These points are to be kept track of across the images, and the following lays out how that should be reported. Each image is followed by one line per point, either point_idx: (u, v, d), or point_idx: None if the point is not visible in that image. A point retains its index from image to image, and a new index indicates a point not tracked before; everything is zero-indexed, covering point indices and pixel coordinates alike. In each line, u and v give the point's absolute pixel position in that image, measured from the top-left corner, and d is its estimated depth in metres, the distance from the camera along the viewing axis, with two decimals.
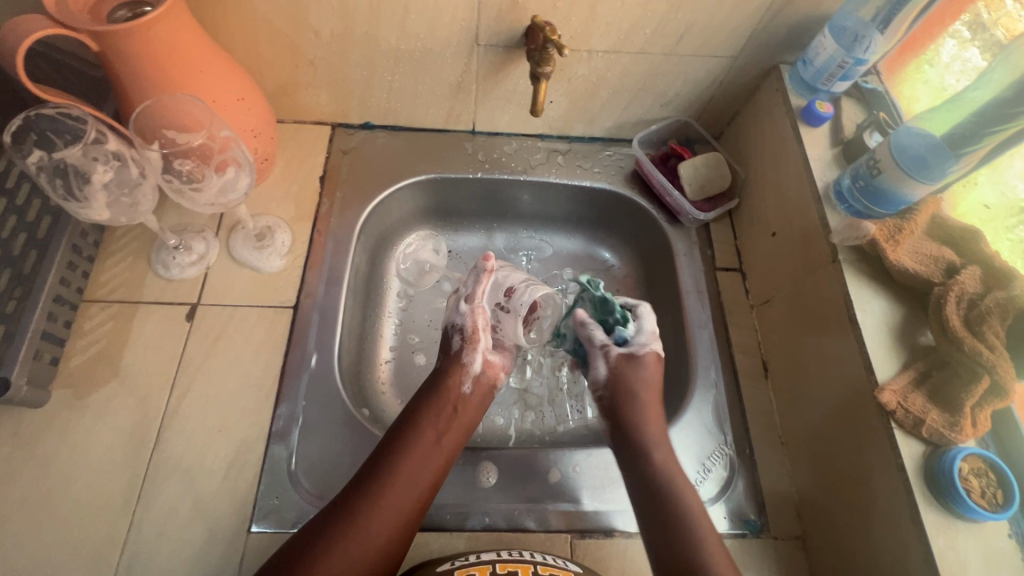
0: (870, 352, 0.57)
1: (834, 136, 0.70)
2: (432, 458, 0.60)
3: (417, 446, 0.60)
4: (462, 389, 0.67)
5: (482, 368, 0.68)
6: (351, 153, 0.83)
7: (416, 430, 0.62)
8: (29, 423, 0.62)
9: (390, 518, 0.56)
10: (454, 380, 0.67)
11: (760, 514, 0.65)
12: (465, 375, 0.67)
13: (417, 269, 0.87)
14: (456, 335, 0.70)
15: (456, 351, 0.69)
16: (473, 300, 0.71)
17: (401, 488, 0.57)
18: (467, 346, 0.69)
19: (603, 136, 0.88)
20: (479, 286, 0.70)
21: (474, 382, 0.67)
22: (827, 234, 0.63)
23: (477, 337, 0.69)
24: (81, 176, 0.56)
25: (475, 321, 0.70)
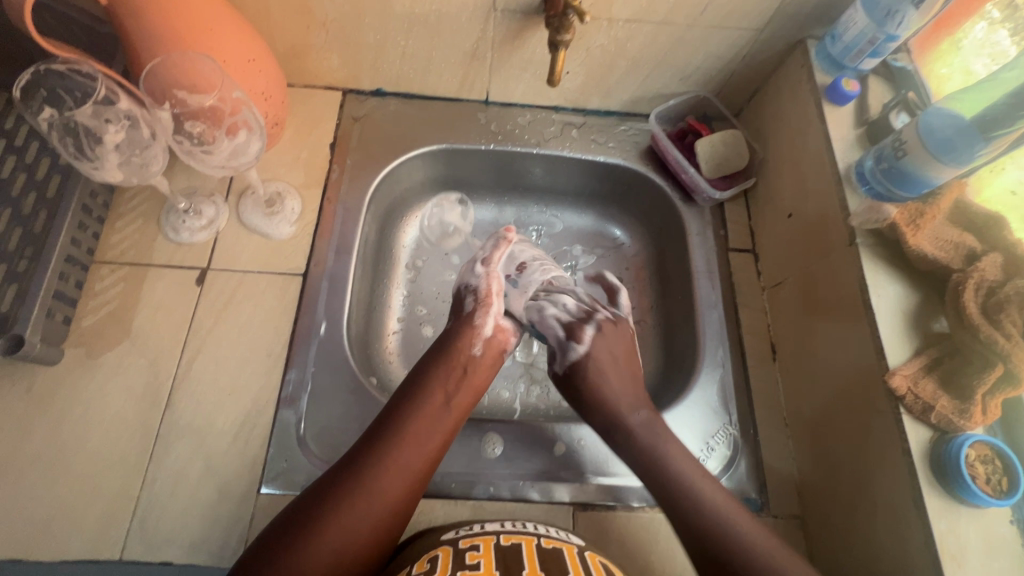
0: (881, 334, 0.56)
1: (858, 116, 0.68)
2: (442, 419, 0.60)
3: (427, 405, 0.60)
4: (472, 351, 0.67)
5: (492, 331, 0.69)
6: (362, 120, 0.82)
7: (426, 391, 0.62)
8: (43, 381, 0.62)
9: (400, 477, 0.55)
10: (464, 342, 0.67)
11: (761, 493, 0.66)
12: (476, 337, 0.68)
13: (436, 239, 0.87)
14: (469, 298, 0.72)
15: (468, 312, 0.70)
16: (489, 264, 0.74)
17: (411, 447, 0.57)
18: (480, 308, 0.70)
19: (619, 110, 0.86)
20: (496, 251, 0.76)
21: (485, 344, 0.68)
22: (846, 216, 0.62)
23: (490, 300, 0.71)
24: (92, 136, 0.55)
25: (489, 285, 0.72)
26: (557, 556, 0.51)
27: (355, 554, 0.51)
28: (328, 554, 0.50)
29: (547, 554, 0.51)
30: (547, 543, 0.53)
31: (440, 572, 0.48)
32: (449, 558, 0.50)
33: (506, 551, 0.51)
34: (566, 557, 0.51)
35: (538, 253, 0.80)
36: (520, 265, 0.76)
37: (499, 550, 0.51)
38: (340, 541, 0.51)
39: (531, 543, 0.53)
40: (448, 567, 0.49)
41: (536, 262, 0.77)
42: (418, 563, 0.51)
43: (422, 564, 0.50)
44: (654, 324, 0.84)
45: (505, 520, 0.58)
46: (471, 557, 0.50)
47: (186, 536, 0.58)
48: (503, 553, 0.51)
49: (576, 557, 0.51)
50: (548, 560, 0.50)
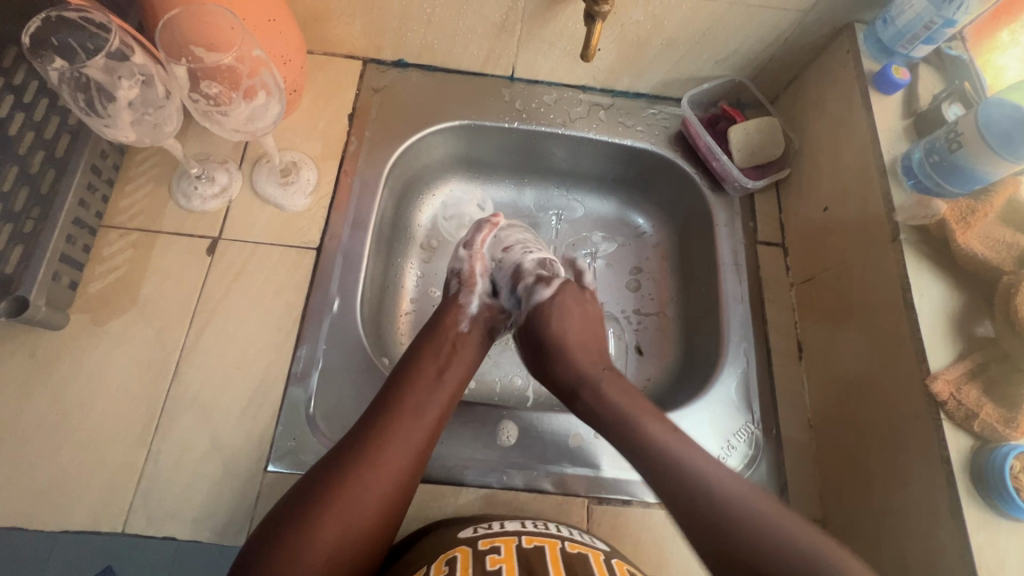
0: (922, 336, 0.54)
1: (907, 107, 0.64)
2: (436, 394, 0.59)
3: (420, 379, 0.59)
4: (459, 327, 0.66)
5: (478, 309, 0.68)
6: (382, 92, 0.79)
7: (417, 368, 0.60)
8: (47, 346, 0.61)
9: (399, 454, 0.53)
10: (449, 319, 0.66)
11: (782, 495, 0.64)
12: (461, 315, 0.67)
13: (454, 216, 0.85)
14: (454, 280, 0.71)
15: (453, 293, 0.69)
16: (472, 246, 0.72)
17: (407, 422, 0.55)
18: (463, 289, 0.69)
19: (648, 93, 0.83)
20: (479, 234, 0.73)
21: (471, 322, 0.67)
22: (890, 211, 0.60)
23: (474, 280, 0.70)
24: (103, 92, 0.52)
25: (473, 266, 0.71)
26: (582, 561, 0.50)
27: (362, 534, 0.50)
28: (332, 534, 0.48)
29: (572, 560, 0.50)
30: (571, 548, 0.52)
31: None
32: (469, 559, 0.49)
33: (530, 555, 0.50)
34: (591, 562, 0.50)
35: (525, 237, 0.77)
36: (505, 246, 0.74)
37: (522, 554, 0.50)
38: (343, 521, 0.49)
39: (554, 546, 0.51)
40: (470, 571, 0.47)
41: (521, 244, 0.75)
42: (437, 564, 0.49)
43: (441, 565, 0.48)
44: (673, 316, 0.81)
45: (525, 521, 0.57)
46: (493, 560, 0.48)
47: (189, 512, 0.56)
48: (527, 557, 0.49)
49: (601, 562, 0.50)
50: (574, 566, 0.49)
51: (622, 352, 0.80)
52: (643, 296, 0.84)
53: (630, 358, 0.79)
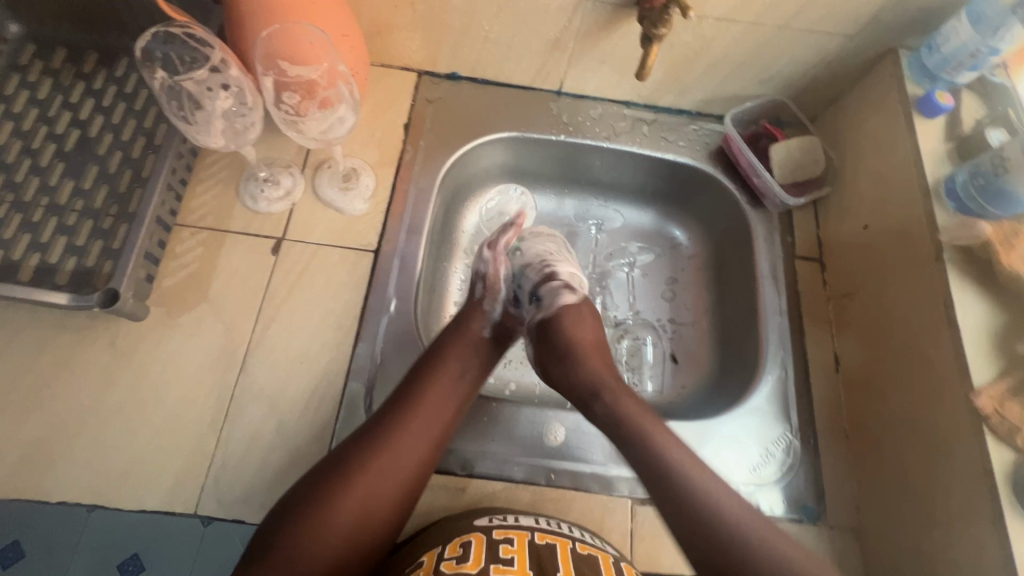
0: (966, 352, 0.56)
1: (950, 131, 0.67)
2: (456, 390, 0.61)
3: (443, 375, 0.61)
4: (482, 333, 0.68)
5: (500, 317, 0.70)
6: (436, 103, 0.82)
7: (442, 362, 0.62)
8: (126, 336, 0.65)
9: (417, 445, 0.56)
10: (475, 323, 0.68)
11: (819, 503, 0.66)
12: (485, 321, 0.69)
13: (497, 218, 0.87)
14: (479, 283, 0.71)
15: (478, 298, 0.70)
16: (495, 248, 0.73)
17: (426, 416, 0.58)
18: (489, 295, 0.70)
19: (690, 109, 0.86)
20: (503, 236, 0.73)
21: (493, 328, 0.69)
22: (934, 231, 0.62)
23: (498, 287, 0.71)
24: (194, 99, 0.56)
25: (497, 270, 0.72)
26: (591, 561, 0.52)
27: (376, 518, 0.53)
28: (348, 515, 0.51)
29: (581, 560, 0.51)
30: (581, 548, 0.53)
31: (472, 561, 0.49)
32: (482, 546, 0.51)
33: (540, 551, 0.51)
34: (600, 565, 0.51)
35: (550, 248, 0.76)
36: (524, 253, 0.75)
37: (533, 549, 0.51)
38: (359, 505, 0.52)
39: (566, 545, 0.53)
40: (481, 557, 0.49)
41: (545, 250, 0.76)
42: (450, 544, 0.52)
43: (455, 546, 0.51)
44: (710, 326, 0.84)
45: (539, 515, 0.59)
46: (505, 550, 0.51)
47: (256, 497, 0.59)
48: (537, 551, 0.51)
49: (609, 565, 0.52)
50: (582, 567, 0.50)
51: (659, 360, 0.82)
52: (679, 306, 0.86)
53: (667, 366, 0.82)
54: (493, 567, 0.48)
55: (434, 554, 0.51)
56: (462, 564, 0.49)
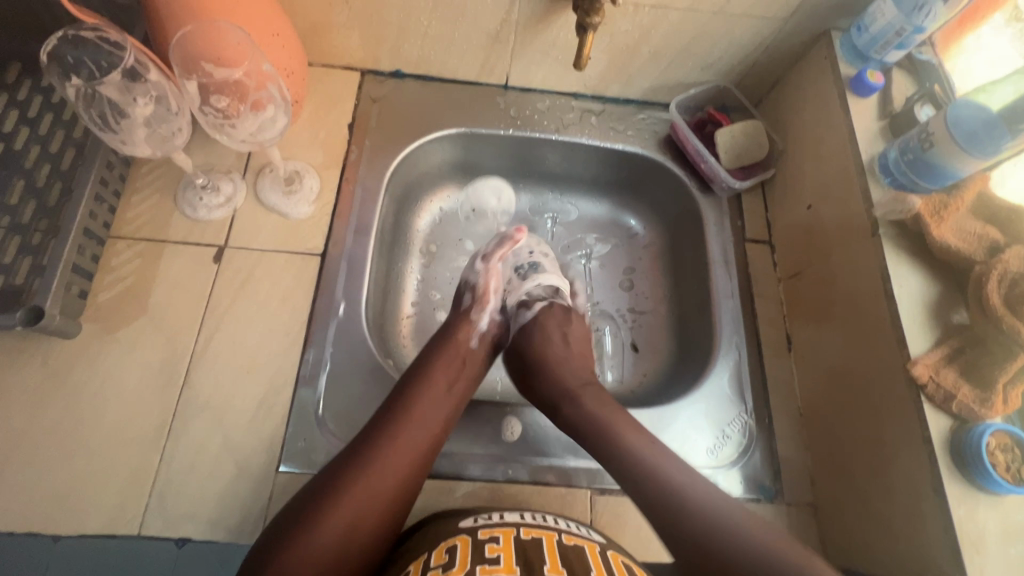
0: (903, 322, 0.57)
1: (882, 109, 0.68)
2: (441, 406, 0.59)
3: (429, 390, 0.59)
4: (469, 345, 0.67)
5: (487, 326, 0.70)
6: (381, 102, 0.81)
7: (429, 378, 0.60)
8: (59, 354, 0.62)
9: (402, 465, 0.53)
10: (462, 334, 0.67)
11: (776, 481, 0.67)
12: (472, 331, 0.68)
13: (476, 213, 0.87)
14: (467, 292, 0.71)
15: (466, 307, 0.70)
16: (489, 259, 0.72)
17: (410, 435, 0.55)
18: (476, 305, 0.70)
19: (637, 99, 0.86)
20: (500, 249, 0.72)
21: (480, 340, 0.68)
22: (868, 206, 0.63)
23: (487, 297, 0.71)
24: (117, 107, 0.55)
25: (487, 282, 0.71)
26: (579, 553, 0.48)
27: (360, 545, 0.49)
28: (331, 545, 0.47)
29: (568, 550, 0.48)
30: (568, 539, 0.50)
31: (458, 565, 0.45)
32: (468, 548, 0.47)
33: (527, 546, 0.48)
34: (587, 554, 0.48)
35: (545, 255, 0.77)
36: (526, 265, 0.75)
37: (519, 544, 0.48)
38: (347, 527, 0.48)
39: (552, 539, 0.49)
40: (467, 559, 0.45)
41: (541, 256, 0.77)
42: (436, 551, 0.48)
43: (441, 552, 0.47)
44: (668, 313, 0.84)
45: (525, 512, 0.55)
46: (491, 549, 0.47)
47: (205, 513, 0.58)
48: (523, 546, 0.48)
49: (597, 555, 0.48)
50: (570, 558, 0.47)
51: (619, 350, 0.82)
52: (637, 295, 0.86)
53: (627, 355, 0.82)
54: (479, 567, 0.44)
55: (420, 562, 0.47)
56: (448, 570, 0.44)
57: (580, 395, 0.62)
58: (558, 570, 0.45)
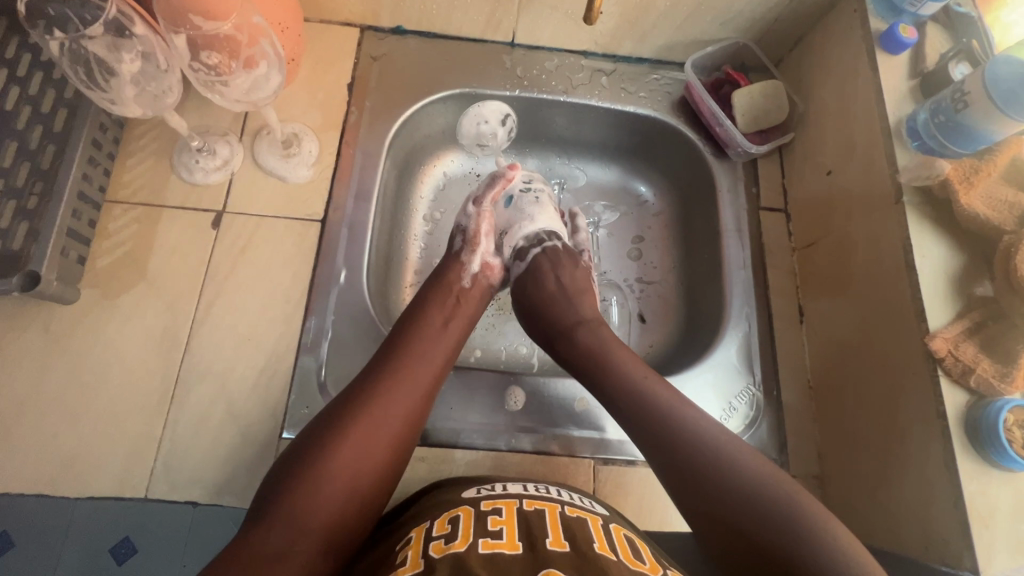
0: (923, 295, 0.55)
1: (913, 67, 0.64)
2: (439, 342, 0.58)
3: (427, 327, 0.58)
4: (460, 284, 0.65)
5: (480, 268, 0.67)
6: (381, 60, 0.77)
7: (424, 315, 0.59)
8: (59, 320, 0.62)
9: (406, 397, 0.52)
10: (453, 275, 0.65)
11: (782, 453, 0.66)
12: (464, 273, 0.66)
13: (478, 138, 0.82)
14: (458, 237, 0.69)
15: (455, 250, 0.68)
16: (480, 202, 0.70)
17: (415, 366, 0.55)
18: (467, 248, 0.68)
19: (651, 57, 0.82)
20: (490, 189, 0.71)
21: (472, 279, 0.66)
22: (893, 172, 0.60)
23: (478, 239, 0.68)
24: (104, 65, 0.53)
25: (479, 225, 0.69)
26: (581, 525, 0.47)
27: (371, 473, 0.48)
28: (344, 473, 0.46)
29: (571, 522, 0.47)
30: (571, 511, 0.49)
31: (460, 538, 0.44)
32: (470, 520, 0.47)
33: (530, 519, 0.47)
34: (590, 527, 0.47)
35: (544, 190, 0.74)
36: (517, 199, 0.72)
37: (522, 516, 0.47)
38: (359, 457, 0.47)
39: (554, 511, 0.49)
40: (469, 531, 0.45)
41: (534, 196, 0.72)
42: (438, 520, 0.48)
43: (443, 522, 0.47)
44: (677, 283, 0.82)
45: (528, 482, 0.55)
46: (493, 522, 0.47)
47: (211, 477, 0.58)
48: (526, 519, 0.47)
49: (600, 528, 0.47)
50: (573, 529, 0.46)
51: (626, 321, 0.80)
52: (645, 265, 0.84)
53: (634, 326, 0.80)
54: (482, 541, 0.44)
55: (422, 531, 0.47)
56: (450, 542, 0.44)
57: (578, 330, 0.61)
58: (560, 543, 0.44)
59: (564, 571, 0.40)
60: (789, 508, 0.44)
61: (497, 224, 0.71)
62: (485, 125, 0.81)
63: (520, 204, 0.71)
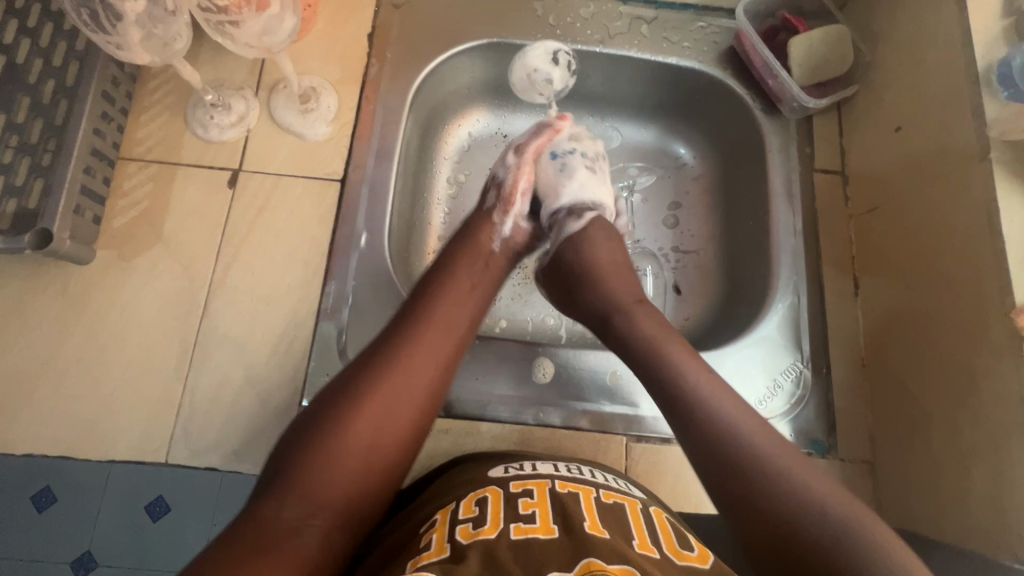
0: (1010, 267, 0.48)
1: (1007, 5, 0.55)
2: (464, 307, 0.54)
3: (452, 289, 0.54)
4: (491, 247, 0.60)
5: (511, 232, 0.62)
6: (403, 8, 0.72)
7: (450, 278, 0.55)
8: (76, 280, 0.60)
9: (429, 364, 0.48)
10: (483, 237, 0.61)
11: (830, 435, 0.61)
12: (493, 235, 0.61)
13: (524, 83, 0.74)
14: (493, 190, 0.64)
15: (487, 208, 0.63)
16: (522, 152, 0.63)
17: (438, 331, 0.50)
18: (501, 206, 0.63)
19: (696, 4, 0.75)
20: (535, 139, 0.64)
21: (503, 244, 0.62)
22: (980, 125, 0.53)
23: (513, 198, 0.63)
24: (108, 6, 0.48)
25: (517, 180, 0.63)
26: (617, 512, 0.44)
27: (389, 447, 0.45)
28: (360, 446, 0.43)
29: (607, 509, 0.44)
30: (606, 497, 0.46)
31: (490, 523, 0.42)
32: (500, 503, 0.44)
33: (564, 502, 0.44)
34: (626, 515, 0.44)
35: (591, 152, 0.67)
36: (564, 161, 0.64)
37: (555, 499, 0.44)
38: (376, 429, 0.44)
39: (589, 494, 0.45)
40: (498, 516, 0.42)
41: (582, 159, 0.65)
42: (465, 502, 0.45)
43: (470, 505, 0.44)
44: (717, 252, 0.76)
45: (559, 462, 0.52)
46: (525, 505, 0.44)
47: (231, 443, 0.57)
48: (560, 501, 0.44)
49: (638, 515, 0.44)
50: (610, 515, 0.43)
51: (661, 292, 0.75)
52: (683, 232, 0.78)
53: (669, 297, 0.75)
54: (513, 526, 0.41)
55: (447, 511, 0.44)
56: (479, 528, 0.41)
57: (630, 311, 0.55)
58: (598, 527, 0.41)
59: (604, 558, 0.37)
60: (827, 514, 0.39)
61: (539, 187, 0.64)
62: (537, 73, 0.73)
63: (563, 170, 0.64)
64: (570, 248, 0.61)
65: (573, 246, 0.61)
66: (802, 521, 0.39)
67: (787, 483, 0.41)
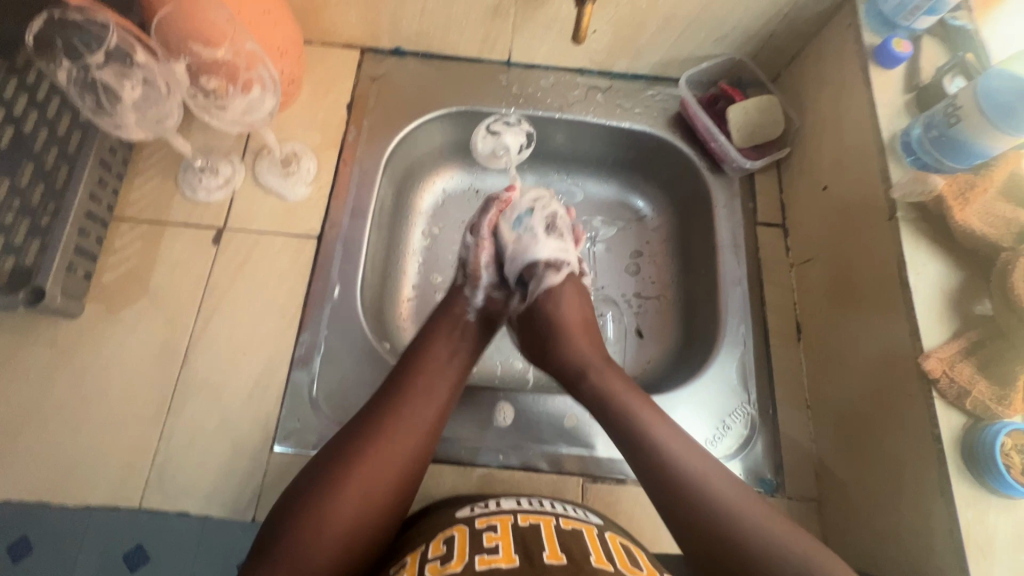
0: (917, 316, 0.53)
1: (908, 81, 0.63)
2: (444, 376, 0.58)
3: (432, 360, 0.58)
4: (466, 318, 0.65)
5: (484, 302, 0.68)
6: (380, 81, 0.80)
7: (430, 348, 0.60)
8: (65, 332, 0.64)
9: (412, 434, 0.52)
10: (457, 308, 0.65)
11: (777, 474, 0.64)
12: (466, 306, 0.66)
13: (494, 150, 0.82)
14: (460, 273, 0.69)
15: (456, 287, 0.68)
16: (478, 232, 0.69)
17: (419, 400, 0.54)
18: (469, 282, 0.68)
19: (646, 74, 0.82)
20: (488, 217, 0.69)
21: (477, 313, 0.66)
22: (887, 188, 0.59)
23: (478, 273, 0.68)
24: (110, 91, 0.55)
25: (478, 257, 0.69)
26: (576, 537, 0.47)
27: (374, 515, 0.48)
28: (347, 518, 0.46)
29: (565, 535, 0.47)
30: (565, 524, 0.49)
31: (456, 557, 0.44)
32: (465, 538, 0.47)
33: (524, 533, 0.47)
34: (585, 538, 0.47)
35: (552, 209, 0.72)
36: (523, 222, 0.69)
37: (517, 532, 0.47)
38: (362, 497, 0.48)
39: (549, 524, 0.49)
40: (464, 550, 0.45)
41: (540, 218, 0.70)
42: (433, 543, 0.47)
43: (438, 544, 0.47)
44: (674, 298, 0.81)
45: (523, 499, 0.55)
46: (489, 538, 0.46)
47: (204, 487, 0.60)
48: (521, 534, 0.47)
49: (596, 541, 0.47)
50: (568, 543, 0.46)
51: (621, 336, 0.80)
52: (643, 280, 0.83)
53: (630, 341, 0.79)
54: (478, 557, 0.44)
55: (417, 554, 0.47)
56: (447, 562, 0.44)
57: (603, 368, 0.59)
58: (556, 555, 0.44)
59: None
60: (759, 536, 0.45)
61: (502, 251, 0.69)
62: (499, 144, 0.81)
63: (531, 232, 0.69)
64: (536, 306, 0.66)
65: (542, 302, 0.66)
66: (729, 528, 0.46)
67: (715, 493, 0.48)
